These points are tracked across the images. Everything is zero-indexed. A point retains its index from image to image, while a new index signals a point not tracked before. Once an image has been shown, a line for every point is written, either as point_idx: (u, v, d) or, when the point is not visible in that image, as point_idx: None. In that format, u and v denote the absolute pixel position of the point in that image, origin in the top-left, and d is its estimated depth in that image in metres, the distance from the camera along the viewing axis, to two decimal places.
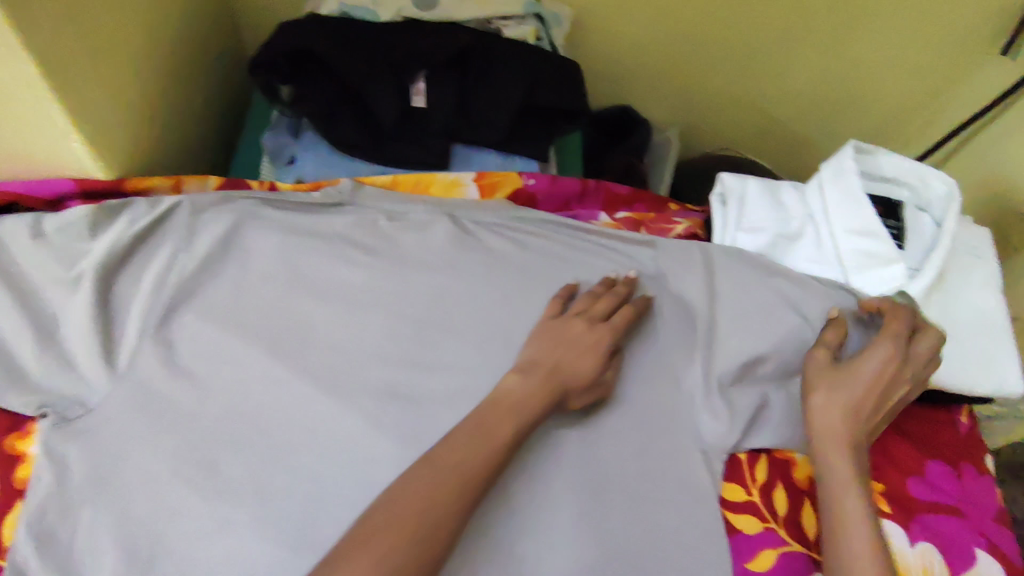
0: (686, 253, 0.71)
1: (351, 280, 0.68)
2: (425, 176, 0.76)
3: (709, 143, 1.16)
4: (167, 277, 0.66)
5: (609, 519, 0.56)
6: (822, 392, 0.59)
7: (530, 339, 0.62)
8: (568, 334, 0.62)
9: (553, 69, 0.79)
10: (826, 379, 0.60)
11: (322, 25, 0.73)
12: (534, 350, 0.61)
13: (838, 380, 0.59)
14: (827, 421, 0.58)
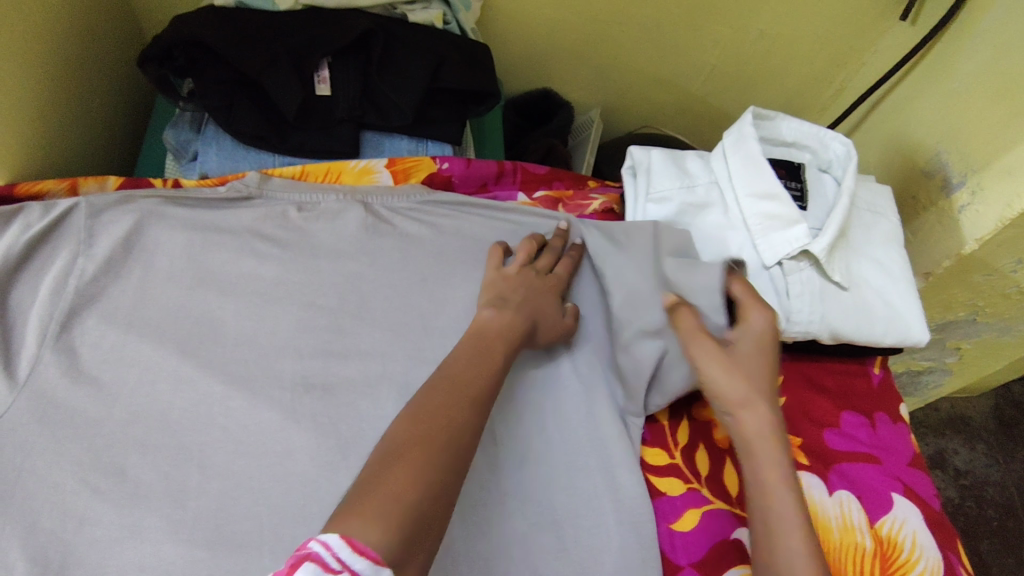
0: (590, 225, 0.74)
1: (262, 274, 0.68)
2: (336, 165, 0.77)
3: (629, 119, 1.18)
4: (66, 283, 0.63)
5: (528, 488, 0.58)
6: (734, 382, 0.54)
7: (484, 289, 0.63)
8: (509, 284, 0.63)
9: (458, 51, 0.80)
10: (728, 369, 0.55)
11: (215, 17, 0.72)
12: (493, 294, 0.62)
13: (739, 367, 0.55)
14: (754, 429, 0.53)
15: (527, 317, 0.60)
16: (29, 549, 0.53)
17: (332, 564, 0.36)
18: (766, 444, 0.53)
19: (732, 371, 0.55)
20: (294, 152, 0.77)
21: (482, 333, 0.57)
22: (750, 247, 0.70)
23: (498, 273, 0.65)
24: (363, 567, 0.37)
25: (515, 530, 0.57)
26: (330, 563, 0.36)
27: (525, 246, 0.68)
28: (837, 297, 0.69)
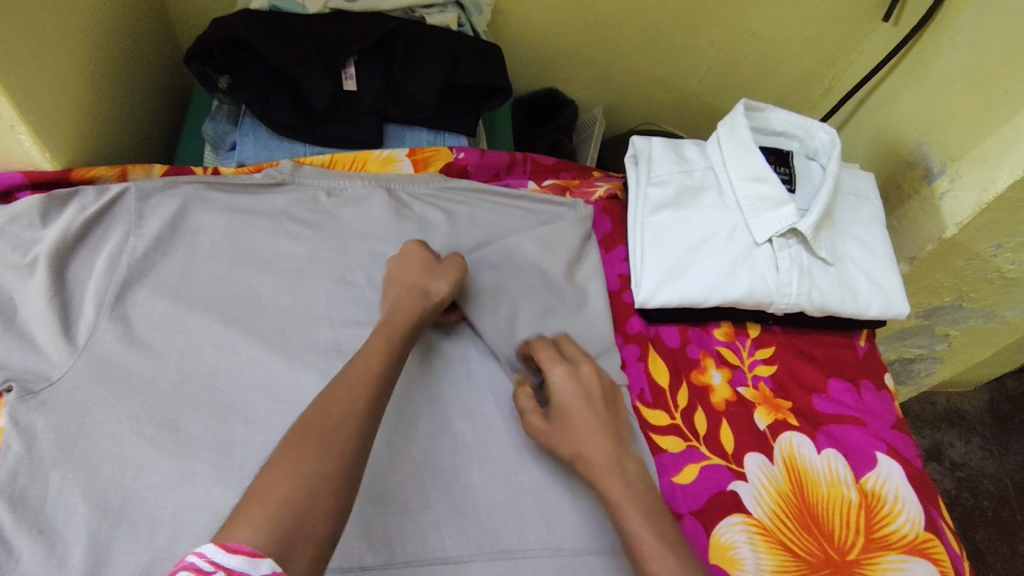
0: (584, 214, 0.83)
1: (295, 252, 0.74)
2: (361, 154, 0.83)
3: (630, 119, 1.25)
4: (119, 258, 0.70)
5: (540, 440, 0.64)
6: (561, 438, 0.60)
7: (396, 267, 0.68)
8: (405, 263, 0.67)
9: (474, 50, 0.87)
10: (554, 434, 0.60)
11: (255, 20, 0.79)
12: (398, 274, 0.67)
13: (559, 426, 0.60)
14: (594, 467, 0.58)
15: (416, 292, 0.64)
16: (92, 493, 0.58)
17: (207, 566, 0.42)
18: (609, 480, 0.57)
19: (560, 434, 0.60)
20: (323, 142, 0.83)
21: (402, 309, 0.62)
22: (743, 226, 0.75)
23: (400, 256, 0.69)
24: (237, 563, 0.42)
25: (530, 480, 0.62)
26: (205, 566, 0.42)
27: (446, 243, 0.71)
28: (823, 271, 0.76)
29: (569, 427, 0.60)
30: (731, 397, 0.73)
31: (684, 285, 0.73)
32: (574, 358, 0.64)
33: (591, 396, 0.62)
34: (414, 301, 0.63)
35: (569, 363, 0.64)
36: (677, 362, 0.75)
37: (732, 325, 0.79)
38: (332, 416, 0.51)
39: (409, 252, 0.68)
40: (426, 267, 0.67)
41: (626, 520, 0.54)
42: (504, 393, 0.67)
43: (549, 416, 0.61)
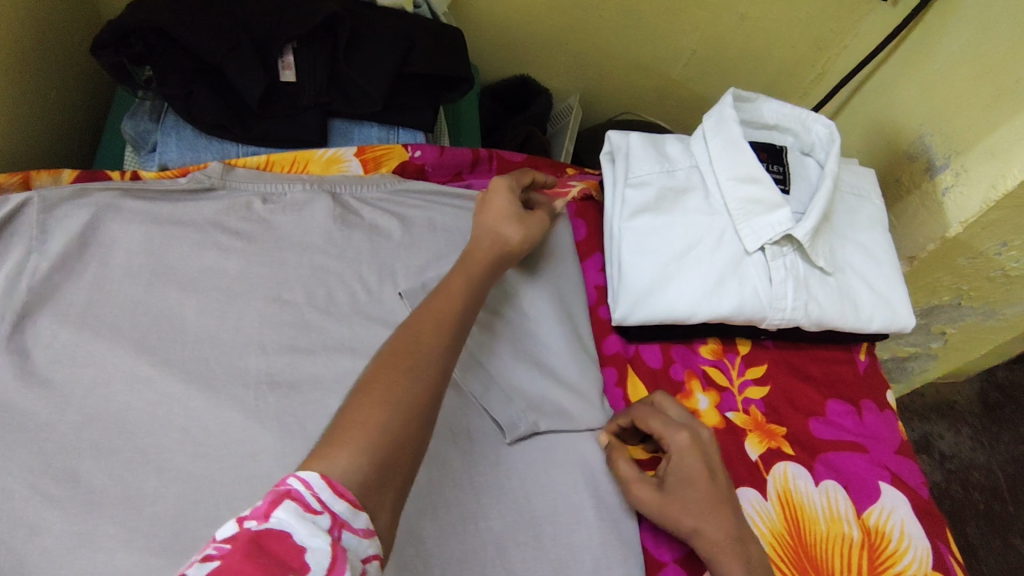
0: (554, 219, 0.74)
1: (225, 267, 0.65)
2: (302, 154, 0.74)
3: (607, 109, 1.16)
4: (17, 278, 0.60)
5: (504, 483, 0.56)
6: (680, 511, 0.55)
7: (479, 213, 0.63)
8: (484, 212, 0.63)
9: (430, 35, 0.77)
10: (671, 505, 0.55)
11: (174, 2, 0.68)
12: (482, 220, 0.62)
13: (680, 495, 0.55)
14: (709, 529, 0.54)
15: (498, 238, 0.61)
16: None
17: (313, 504, 0.37)
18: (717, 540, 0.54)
19: (681, 504, 0.55)
20: (259, 141, 0.73)
21: (480, 252, 0.59)
22: (732, 232, 0.67)
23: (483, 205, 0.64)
24: (341, 509, 0.37)
25: (492, 530, 0.54)
26: (310, 503, 0.37)
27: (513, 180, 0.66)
28: (821, 282, 0.68)
29: (692, 497, 0.55)
30: (719, 423, 0.66)
31: (668, 300, 0.65)
32: (690, 422, 0.59)
33: (712, 469, 0.56)
34: (493, 248, 0.60)
35: (687, 429, 0.58)
36: (659, 384, 0.67)
37: (720, 341, 0.71)
38: (420, 348, 0.48)
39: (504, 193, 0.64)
40: (513, 209, 0.63)
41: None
42: (466, 427, 0.58)
43: (665, 486, 0.56)
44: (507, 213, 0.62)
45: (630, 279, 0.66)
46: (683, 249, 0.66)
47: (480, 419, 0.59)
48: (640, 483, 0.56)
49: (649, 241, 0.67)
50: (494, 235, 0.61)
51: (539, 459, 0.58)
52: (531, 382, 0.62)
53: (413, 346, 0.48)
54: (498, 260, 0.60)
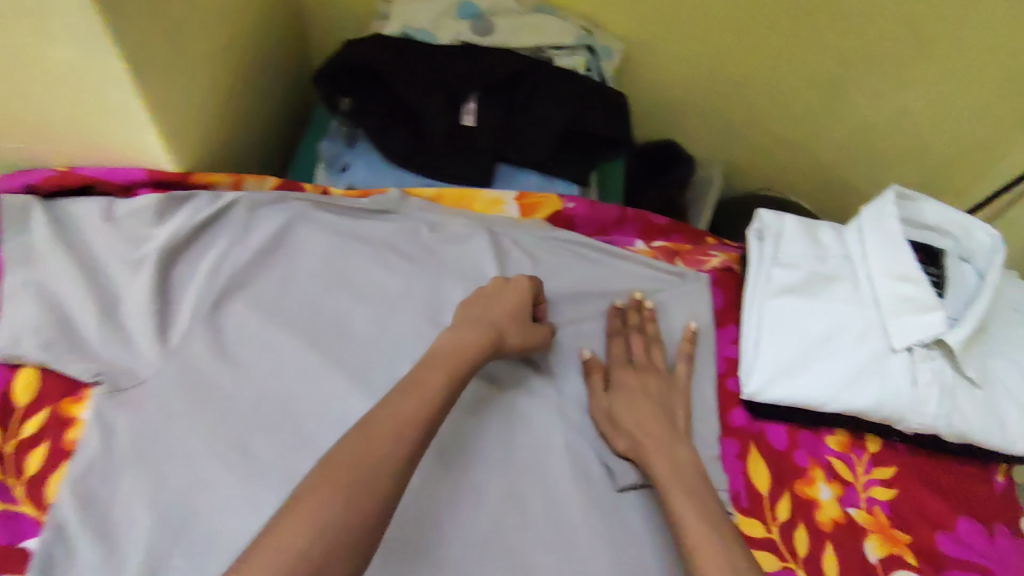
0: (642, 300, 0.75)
1: (390, 284, 0.73)
2: (468, 192, 0.79)
3: (750, 183, 1.18)
4: (222, 265, 0.70)
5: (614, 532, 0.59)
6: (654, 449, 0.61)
7: (475, 304, 0.64)
8: (486, 304, 0.64)
9: (599, 98, 0.83)
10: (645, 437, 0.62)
11: (385, 46, 0.78)
12: (480, 312, 0.63)
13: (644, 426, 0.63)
14: None
15: (490, 327, 0.61)
16: (151, 506, 0.57)
17: None
18: None
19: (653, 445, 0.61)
20: (434, 175, 0.80)
21: (471, 339, 0.59)
22: (879, 327, 0.67)
23: (494, 295, 0.65)
24: None
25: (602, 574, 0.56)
26: None
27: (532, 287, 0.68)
28: (968, 393, 0.66)
29: (648, 429, 0.63)
30: (839, 517, 0.65)
31: (802, 384, 0.66)
32: (641, 360, 0.69)
33: (648, 389, 0.66)
34: (485, 334, 0.60)
35: (634, 367, 0.68)
36: (783, 468, 0.67)
37: (850, 435, 0.70)
38: (371, 458, 0.47)
39: (516, 294, 0.66)
40: (518, 310, 0.64)
41: (671, 494, 0.57)
42: (585, 471, 0.62)
43: (614, 412, 0.64)
44: (512, 313, 0.63)
45: (766, 355, 0.67)
46: (824, 335, 0.67)
47: (598, 468, 0.63)
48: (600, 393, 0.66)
49: (790, 321, 0.68)
50: (490, 325, 0.61)
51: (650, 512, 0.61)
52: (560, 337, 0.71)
53: (360, 455, 0.47)
54: (485, 350, 0.59)
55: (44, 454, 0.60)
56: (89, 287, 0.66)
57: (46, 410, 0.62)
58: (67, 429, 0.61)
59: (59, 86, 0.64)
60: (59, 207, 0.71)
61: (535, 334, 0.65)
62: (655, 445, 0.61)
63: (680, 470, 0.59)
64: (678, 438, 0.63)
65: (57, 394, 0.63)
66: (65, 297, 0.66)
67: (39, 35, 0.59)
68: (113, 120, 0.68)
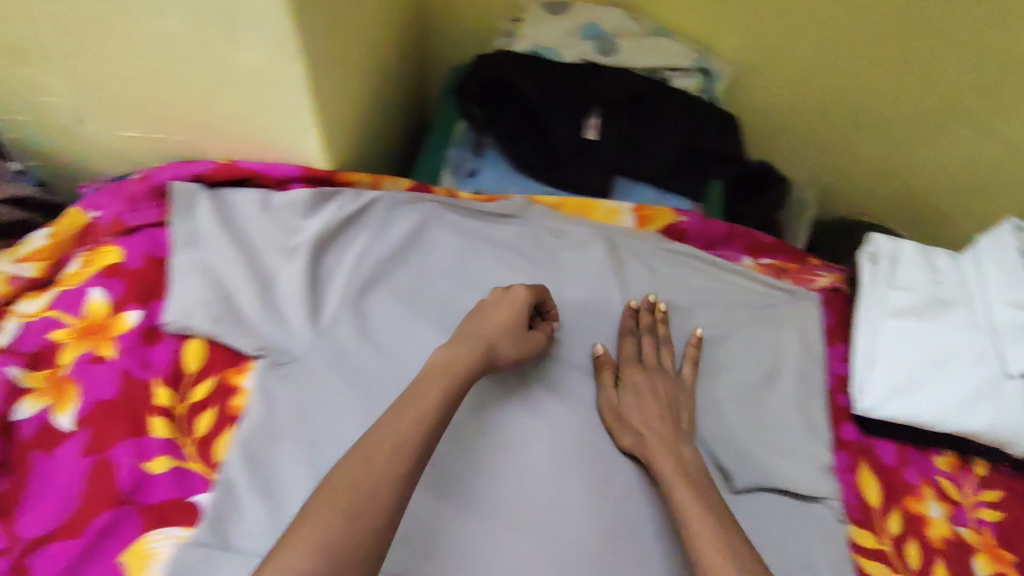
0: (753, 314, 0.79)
1: (515, 283, 0.78)
2: (589, 202, 0.84)
3: (844, 208, 1.20)
4: (366, 257, 0.77)
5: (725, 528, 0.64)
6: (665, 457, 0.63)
7: (471, 319, 0.66)
8: (478, 320, 0.65)
9: (716, 118, 0.86)
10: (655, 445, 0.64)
11: (517, 60, 0.83)
12: (471, 327, 0.65)
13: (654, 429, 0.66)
14: None
15: (484, 344, 0.63)
16: (308, 471, 0.63)
17: None
18: None
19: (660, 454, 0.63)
20: (557, 184, 0.84)
21: (469, 357, 0.60)
22: (996, 353, 0.69)
23: (488, 308, 0.67)
24: None
25: None
26: None
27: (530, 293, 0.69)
28: None
29: (654, 433, 0.65)
30: (949, 535, 0.67)
31: (915, 402, 0.69)
32: (649, 361, 0.72)
33: (657, 391, 0.69)
34: (477, 351, 0.61)
35: (642, 364, 0.72)
36: (893, 483, 0.70)
37: (958, 457, 0.72)
38: (372, 471, 0.49)
39: (510, 305, 0.67)
40: (511, 323, 0.65)
41: (673, 488, 0.60)
42: (700, 474, 0.68)
43: (622, 414, 0.68)
44: (505, 326, 0.65)
45: (880, 373, 0.70)
46: (939, 357, 0.70)
47: (713, 471, 0.68)
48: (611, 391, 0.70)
49: (904, 342, 0.71)
50: (482, 341, 0.63)
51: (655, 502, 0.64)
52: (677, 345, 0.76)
53: (362, 471, 0.49)
54: (478, 365, 0.61)
55: (211, 417, 0.67)
56: (248, 271, 0.73)
57: (213, 379, 0.69)
58: (232, 397, 0.68)
59: (237, 87, 0.71)
60: (221, 195, 0.77)
61: (529, 341, 0.67)
62: (654, 441, 0.64)
63: (682, 465, 0.63)
64: (683, 437, 0.66)
65: (223, 364, 0.70)
66: (226, 278, 0.73)
67: (231, 40, 0.66)
68: (279, 121, 0.74)
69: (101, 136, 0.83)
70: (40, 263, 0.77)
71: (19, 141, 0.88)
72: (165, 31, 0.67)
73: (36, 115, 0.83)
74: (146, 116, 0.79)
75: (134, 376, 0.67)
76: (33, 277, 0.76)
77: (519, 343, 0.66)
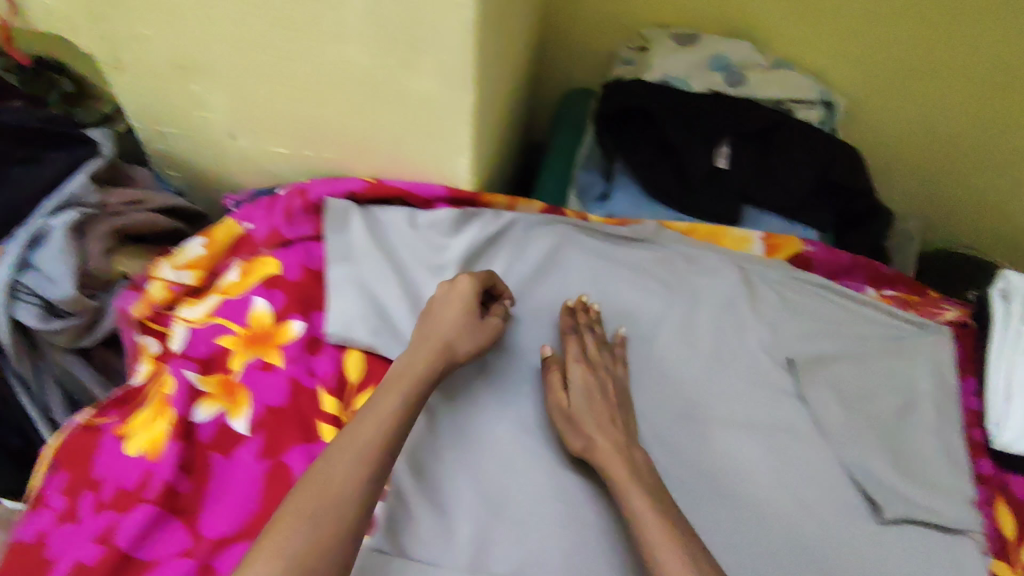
0: (888, 346, 0.81)
1: (650, 306, 0.80)
2: (718, 229, 0.85)
3: (949, 238, 1.19)
4: (507, 278, 0.80)
5: (862, 553, 0.68)
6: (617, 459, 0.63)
7: (426, 317, 0.69)
8: (431, 317, 0.69)
9: (846, 152, 0.88)
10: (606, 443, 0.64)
11: (656, 90, 0.87)
12: (422, 326, 0.68)
13: (609, 429, 0.65)
14: None
15: (439, 342, 0.66)
16: (472, 485, 0.66)
17: None
18: None
19: (614, 455, 0.63)
20: (687, 210, 0.87)
21: (424, 360, 0.65)
22: None
23: (433, 305, 0.70)
24: None
25: None
26: None
27: (473, 281, 0.71)
28: None
29: (610, 433, 0.65)
30: None
31: None
32: (592, 357, 0.72)
33: (605, 387, 0.69)
34: (434, 354, 0.66)
35: (587, 361, 0.71)
36: None
37: None
38: (336, 480, 0.55)
39: (456, 296, 0.69)
40: (461, 318, 0.68)
41: (630, 496, 0.60)
42: (847, 502, 0.70)
43: (570, 409, 0.68)
44: (457, 321, 0.68)
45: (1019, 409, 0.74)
46: None
47: (861, 503, 0.71)
48: (558, 391, 0.69)
49: None
50: (441, 340, 0.67)
51: (575, 491, 0.67)
52: (816, 374, 0.77)
53: (321, 475, 0.56)
54: (433, 366, 0.65)
55: None
56: (399, 284, 0.76)
57: (371, 391, 0.71)
58: None
59: (400, 111, 0.74)
60: (370, 212, 0.81)
61: (482, 334, 0.69)
62: (607, 445, 0.64)
63: (637, 471, 0.63)
64: (635, 441, 0.66)
65: (382, 377, 0.72)
66: (379, 292, 0.76)
67: (408, 67, 0.68)
68: (434, 147, 0.77)
69: (251, 150, 0.86)
70: (197, 271, 0.80)
71: (166, 152, 0.91)
72: (343, 58, 0.70)
73: (191, 128, 0.86)
74: (297, 134, 0.82)
75: (302, 384, 0.70)
76: (192, 284, 0.80)
77: (472, 337, 0.69)
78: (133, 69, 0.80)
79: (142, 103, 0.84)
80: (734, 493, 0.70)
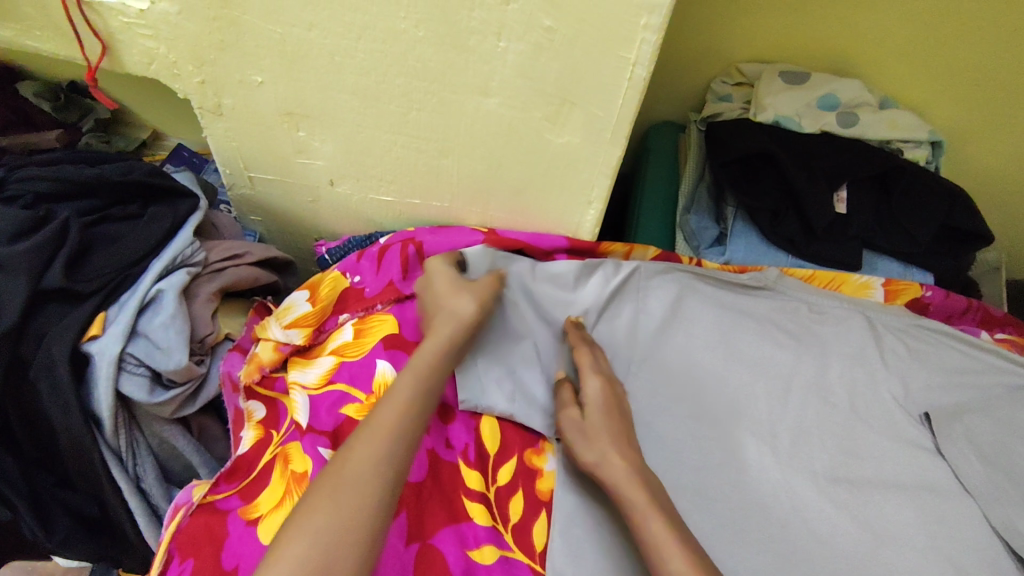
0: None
1: (779, 358, 0.77)
2: (839, 275, 0.85)
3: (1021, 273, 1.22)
4: (635, 331, 0.77)
5: None
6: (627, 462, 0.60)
7: (429, 295, 0.69)
8: (430, 295, 0.69)
9: (963, 197, 0.87)
10: (617, 446, 0.61)
11: (772, 136, 0.89)
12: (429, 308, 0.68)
13: (620, 436, 0.62)
14: None
15: (446, 315, 0.65)
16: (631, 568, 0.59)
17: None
18: None
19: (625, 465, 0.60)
20: (808, 256, 0.86)
21: (440, 333, 0.63)
22: None
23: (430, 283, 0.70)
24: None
25: None
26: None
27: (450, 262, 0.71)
28: None
29: (626, 443, 0.62)
30: None
31: None
32: (609, 373, 0.68)
33: (617, 399, 0.66)
34: (445, 325, 0.64)
35: (605, 376, 0.68)
36: None
37: None
38: (367, 455, 0.52)
39: (450, 273, 0.69)
40: (460, 284, 0.68)
41: (645, 522, 0.55)
42: (995, 559, 0.64)
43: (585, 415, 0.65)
44: (459, 288, 0.67)
45: None
46: None
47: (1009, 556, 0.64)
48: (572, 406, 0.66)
49: None
50: (447, 309, 0.66)
51: None
52: (953, 427, 0.73)
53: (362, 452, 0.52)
54: (446, 333, 0.64)
55: (520, 502, 0.66)
56: (521, 343, 0.74)
57: (513, 459, 0.69)
58: (538, 479, 0.67)
59: (535, 164, 0.70)
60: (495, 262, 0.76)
61: (485, 293, 0.68)
62: (614, 463, 0.60)
63: (655, 496, 0.57)
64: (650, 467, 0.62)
65: (522, 445, 0.70)
66: (503, 353, 0.72)
67: (555, 121, 0.64)
68: (562, 199, 0.74)
69: (350, 196, 0.81)
70: (306, 329, 0.74)
71: (253, 198, 0.85)
72: (482, 110, 0.65)
73: (288, 174, 0.80)
74: (408, 185, 0.77)
75: (441, 456, 0.68)
76: (300, 343, 0.74)
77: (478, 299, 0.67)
78: (232, 114, 0.73)
79: (236, 149, 0.77)
80: (898, 561, 0.63)
